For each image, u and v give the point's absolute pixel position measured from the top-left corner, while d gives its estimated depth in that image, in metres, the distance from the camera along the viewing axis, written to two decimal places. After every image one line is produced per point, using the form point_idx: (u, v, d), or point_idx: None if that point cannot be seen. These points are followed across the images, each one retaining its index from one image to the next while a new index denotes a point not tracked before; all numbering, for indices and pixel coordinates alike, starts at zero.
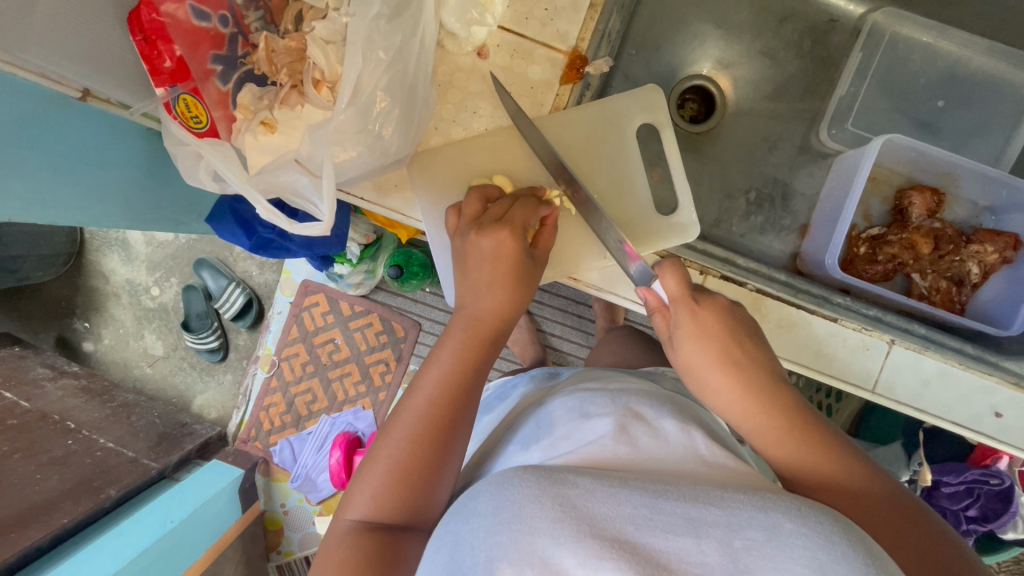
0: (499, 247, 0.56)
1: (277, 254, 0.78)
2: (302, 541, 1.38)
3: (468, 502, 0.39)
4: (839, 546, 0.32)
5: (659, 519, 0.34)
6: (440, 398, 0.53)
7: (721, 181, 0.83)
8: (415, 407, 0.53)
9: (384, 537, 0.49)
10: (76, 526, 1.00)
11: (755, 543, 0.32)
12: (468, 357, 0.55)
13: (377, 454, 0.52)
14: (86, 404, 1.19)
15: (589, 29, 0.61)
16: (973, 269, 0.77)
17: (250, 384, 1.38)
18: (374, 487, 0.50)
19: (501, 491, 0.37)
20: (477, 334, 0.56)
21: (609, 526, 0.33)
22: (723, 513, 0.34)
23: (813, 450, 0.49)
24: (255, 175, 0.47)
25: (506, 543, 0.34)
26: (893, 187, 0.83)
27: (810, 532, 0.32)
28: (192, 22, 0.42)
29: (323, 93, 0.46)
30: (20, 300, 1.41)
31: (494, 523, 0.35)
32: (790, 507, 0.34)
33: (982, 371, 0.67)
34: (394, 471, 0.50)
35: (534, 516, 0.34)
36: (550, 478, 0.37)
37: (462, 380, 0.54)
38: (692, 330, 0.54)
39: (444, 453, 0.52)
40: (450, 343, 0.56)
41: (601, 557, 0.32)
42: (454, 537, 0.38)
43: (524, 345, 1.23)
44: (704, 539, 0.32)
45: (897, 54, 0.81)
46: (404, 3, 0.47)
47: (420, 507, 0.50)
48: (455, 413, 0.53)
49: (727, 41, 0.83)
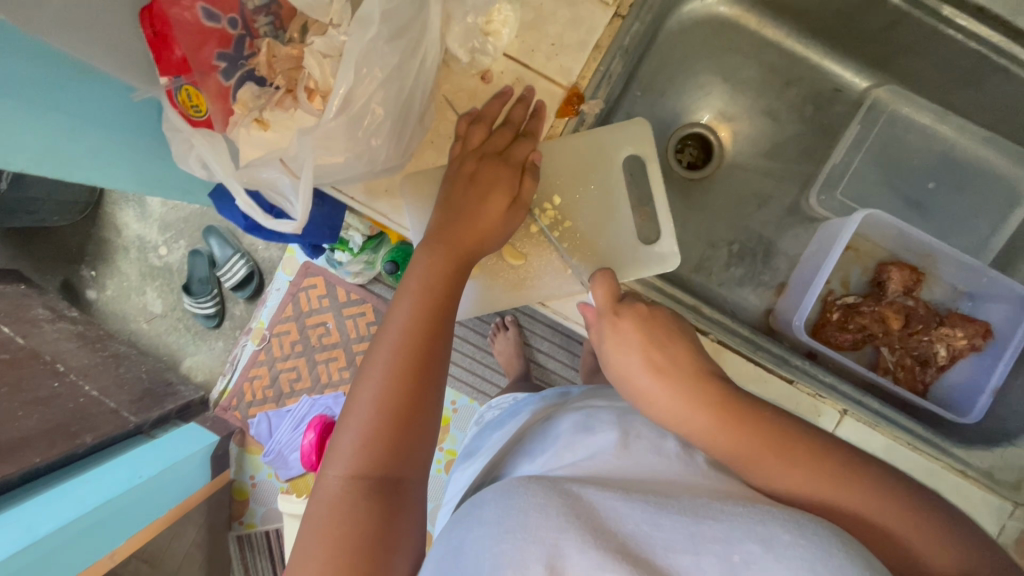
0: (502, 178, 0.59)
1: (272, 238, 0.79)
2: (264, 515, 1.41)
3: (473, 510, 0.42)
4: (839, 556, 0.36)
5: (661, 537, 0.37)
6: (418, 327, 0.53)
7: (708, 228, 0.86)
8: (391, 346, 0.52)
9: (374, 488, 0.48)
10: (46, 466, 1.04)
11: (753, 556, 0.35)
12: (446, 291, 0.55)
13: (359, 400, 0.51)
14: (78, 349, 1.23)
15: (590, 69, 0.64)
16: (940, 351, 0.78)
17: (238, 354, 1.42)
18: (357, 434, 0.49)
19: (507, 498, 0.41)
20: (451, 274, 0.56)
21: (613, 538, 0.38)
22: (721, 528, 0.37)
23: (773, 460, 0.47)
24: (241, 169, 0.50)
25: (511, 551, 0.37)
26: (875, 260, 0.84)
27: (806, 544, 0.36)
28: (201, 23, 0.46)
29: (314, 102, 0.49)
30: (34, 240, 1.45)
31: (500, 531, 0.38)
32: (788, 518, 0.38)
33: (931, 454, 0.69)
34: (379, 412, 0.50)
35: (540, 525, 0.38)
36: (554, 489, 0.41)
37: (438, 321, 0.54)
38: (613, 344, 0.56)
39: (428, 384, 0.51)
40: (422, 280, 0.55)
41: (604, 566, 0.35)
42: (458, 544, 0.40)
43: (509, 358, 1.25)
44: (703, 554, 0.36)
45: (894, 131, 0.83)
46: (407, 25, 0.50)
47: (409, 453, 0.50)
48: (435, 346, 0.53)
49: (732, 95, 0.86)
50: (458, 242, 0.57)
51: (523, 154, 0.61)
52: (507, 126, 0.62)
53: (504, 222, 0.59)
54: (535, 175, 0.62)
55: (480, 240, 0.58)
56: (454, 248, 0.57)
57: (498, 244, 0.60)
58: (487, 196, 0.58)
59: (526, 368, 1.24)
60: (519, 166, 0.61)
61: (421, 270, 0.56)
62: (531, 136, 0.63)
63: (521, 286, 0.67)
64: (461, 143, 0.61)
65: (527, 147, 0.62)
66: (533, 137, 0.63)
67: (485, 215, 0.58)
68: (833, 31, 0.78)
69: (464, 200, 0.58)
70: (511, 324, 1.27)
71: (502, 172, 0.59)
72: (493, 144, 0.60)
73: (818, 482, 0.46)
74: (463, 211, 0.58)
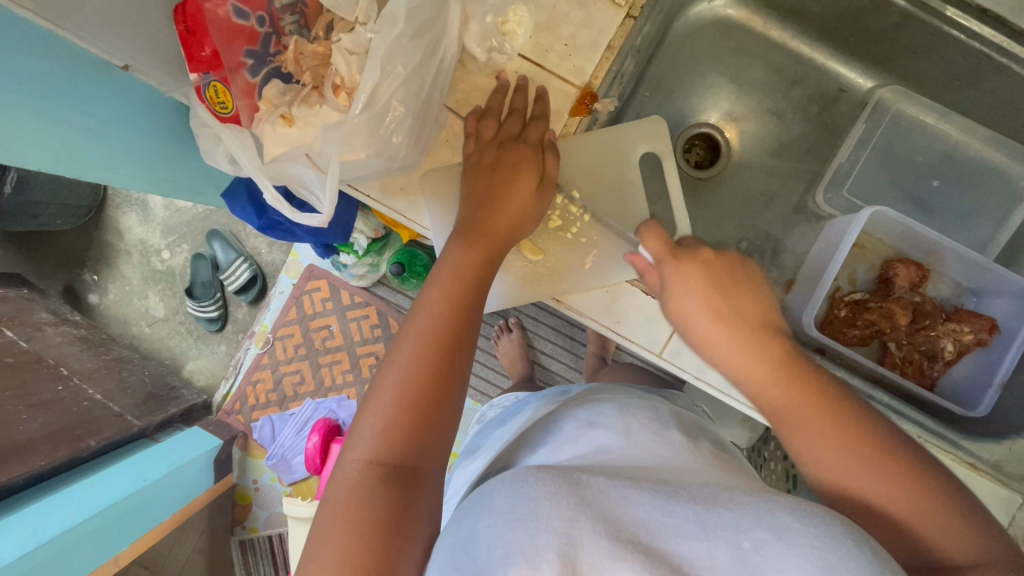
0: (521, 165, 0.60)
1: (282, 237, 0.80)
2: (267, 520, 1.41)
3: (481, 499, 0.41)
4: (846, 542, 0.35)
5: (673, 524, 0.37)
6: (443, 315, 0.54)
7: (715, 227, 0.87)
8: (417, 332, 0.53)
9: (396, 473, 0.48)
10: (51, 469, 1.03)
11: (762, 544, 0.35)
12: (469, 281, 0.56)
13: (383, 384, 0.51)
14: (82, 353, 1.22)
15: (603, 68, 0.65)
16: (947, 346, 0.79)
17: (241, 357, 1.42)
18: (381, 419, 0.50)
19: (515, 488, 0.39)
20: (477, 267, 0.57)
21: (623, 527, 0.37)
22: (733, 515, 0.37)
23: (811, 436, 0.49)
24: (267, 163, 0.52)
25: (523, 539, 0.35)
26: (880, 257, 0.85)
27: (816, 531, 0.35)
28: (232, 20, 0.47)
29: (340, 98, 0.51)
30: (35, 244, 1.45)
31: (510, 520, 0.37)
32: (797, 505, 0.37)
33: (940, 447, 0.70)
34: (403, 397, 0.50)
35: (551, 514, 0.36)
36: (564, 478, 0.40)
37: (464, 312, 0.54)
38: (677, 286, 0.58)
39: (452, 371, 0.52)
40: (447, 270, 0.56)
41: (617, 556, 0.35)
42: (468, 535, 0.39)
43: (513, 359, 1.26)
44: (714, 542, 0.35)
45: (898, 130, 0.85)
46: (429, 23, 0.51)
47: (430, 442, 0.50)
48: (461, 334, 0.54)
49: (739, 96, 0.87)
50: (480, 234, 0.58)
51: (537, 135, 0.62)
52: (515, 113, 0.62)
53: (525, 214, 0.60)
54: (556, 152, 0.63)
55: (502, 231, 0.59)
56: (477, 239, 0.58)
57: (519, 234, 0.61)
58: (507, 187, 0.59)
59: (530, 369, 1.24)
60: (536, 154, 0.61)
61: (449, 263, 0.57)
62: (541, 118, 0.63)
63: (537, 281, 0.68)
64: (473, 138, 0.62)
65: (540, 132, 0.63)
66: (543, 121, 0.63)
67: (506, 207, 0.59)
68: (838, 33, 0.79)
69: (485, 190, 0.60)
70: (515, 326, 1.28)
71: (520, 161, 0.60)
72: (507, 132, 0.61)
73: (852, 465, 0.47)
74: (488, 203, 0.59)
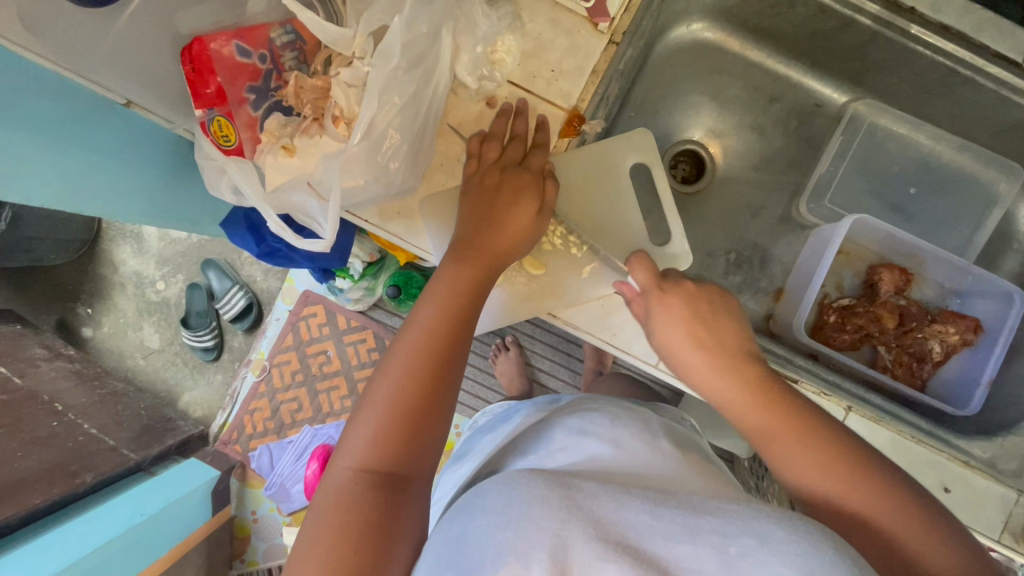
0: (521, 187, 0.62)
1: (281, 263, 0.82)
2: (266, 551, 1.39)
3: (475, 500, 0.42)
4: (828, 551, 0.35)
5: (660, 526, 0.37)
6: (436, 331, 0.55)
7: (703, 239, 0.90)
8: (410, 347, 0.54)
9: (384, 483, 0.49)
10: (46, 506, 1.02)
11: (748, 549, 0.35)
12: (461, 298, 0.57)
13: (375, 395, 0.52)
14: (76, 388, 1.21)
15: (589, 92, 0.68)
16: (935, 348, 0.82)
17: (238, 386, 1.42)
18: (372, 429, 0.50)
19: (508, 489, 0.40)
20: (471, 282, 0.58)
21: (612, 529, 0.37)
22: (719, 521, 0.37)
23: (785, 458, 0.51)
24: (270, 193, 0.54)
25: (515, 539, 0.36)
26: (865, 263, 0.88)
27: (799, 540, 0.36)
28: (235, 58, 0.50)
29: (340, 128, 0.53)
30: (28, 279, 1.45)
31: (503, 520, 0.38)
32: (777, 512, 0.38)
33: (934, 446, 0.70)
34: (394, 409, 0.51)
35: (542, 516, 0.37)
36: (555, 480, 0.41)
37: (457, 326, 0.56)
38: (660, 315, 0.60)
39: (443, 388, 0.53)
40: (440, 286, 0.57)
41: (606, 558, 0.36)
42: (461, 533, 0.40)
43: (511, 378, 1.27)
44: (701, 545, 0.36)
45: (873, 141, 0.88)
46: (424, 55, 0.54)
47: (421, 452, 0.51)
48: (453, 349, 0.55)
49: (720, 113, 0.91)
50: (471, 253, 0.59)
51: (538, 164, 0.64)
52: (516, 139, 0.64)
53: (522, 235, 0.62)
54: (555, 181, 0.64)
55: (495, 248, 0.60)
56: (469, 256, 0.59)
57: (513, 255, 0.62)
58: (505, 210, 0.61)
59: (528, 387, 1.25)
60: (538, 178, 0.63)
61: (447, 278, 0.58)
62: (542, 147, 0.65)
63: (535, 296, 0.70)
64: (475, 159, 0.63)
65: (541, 160, 0.65)
66: (544, 150, 0.65)
67: (504, 230, 0.61)
68: (811, 51, 0.83)
69: (485, 207, 0.61)
70: (512, 344, 1.29)
71: (520, 182, 0.62)
72: (510, 157, 0.63)
73: (835, 470, 0.50)
74: (485, 220, 0.61)
